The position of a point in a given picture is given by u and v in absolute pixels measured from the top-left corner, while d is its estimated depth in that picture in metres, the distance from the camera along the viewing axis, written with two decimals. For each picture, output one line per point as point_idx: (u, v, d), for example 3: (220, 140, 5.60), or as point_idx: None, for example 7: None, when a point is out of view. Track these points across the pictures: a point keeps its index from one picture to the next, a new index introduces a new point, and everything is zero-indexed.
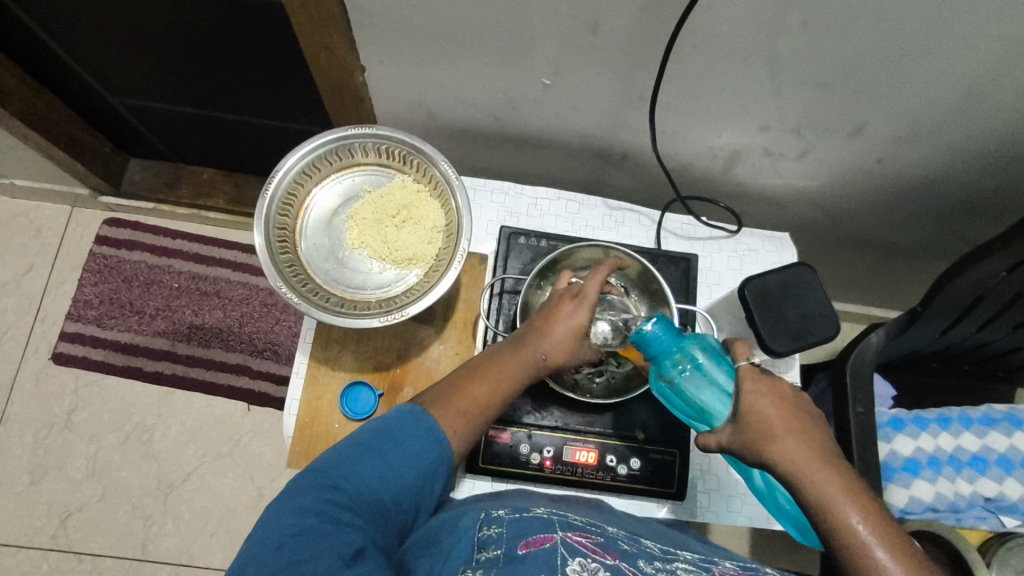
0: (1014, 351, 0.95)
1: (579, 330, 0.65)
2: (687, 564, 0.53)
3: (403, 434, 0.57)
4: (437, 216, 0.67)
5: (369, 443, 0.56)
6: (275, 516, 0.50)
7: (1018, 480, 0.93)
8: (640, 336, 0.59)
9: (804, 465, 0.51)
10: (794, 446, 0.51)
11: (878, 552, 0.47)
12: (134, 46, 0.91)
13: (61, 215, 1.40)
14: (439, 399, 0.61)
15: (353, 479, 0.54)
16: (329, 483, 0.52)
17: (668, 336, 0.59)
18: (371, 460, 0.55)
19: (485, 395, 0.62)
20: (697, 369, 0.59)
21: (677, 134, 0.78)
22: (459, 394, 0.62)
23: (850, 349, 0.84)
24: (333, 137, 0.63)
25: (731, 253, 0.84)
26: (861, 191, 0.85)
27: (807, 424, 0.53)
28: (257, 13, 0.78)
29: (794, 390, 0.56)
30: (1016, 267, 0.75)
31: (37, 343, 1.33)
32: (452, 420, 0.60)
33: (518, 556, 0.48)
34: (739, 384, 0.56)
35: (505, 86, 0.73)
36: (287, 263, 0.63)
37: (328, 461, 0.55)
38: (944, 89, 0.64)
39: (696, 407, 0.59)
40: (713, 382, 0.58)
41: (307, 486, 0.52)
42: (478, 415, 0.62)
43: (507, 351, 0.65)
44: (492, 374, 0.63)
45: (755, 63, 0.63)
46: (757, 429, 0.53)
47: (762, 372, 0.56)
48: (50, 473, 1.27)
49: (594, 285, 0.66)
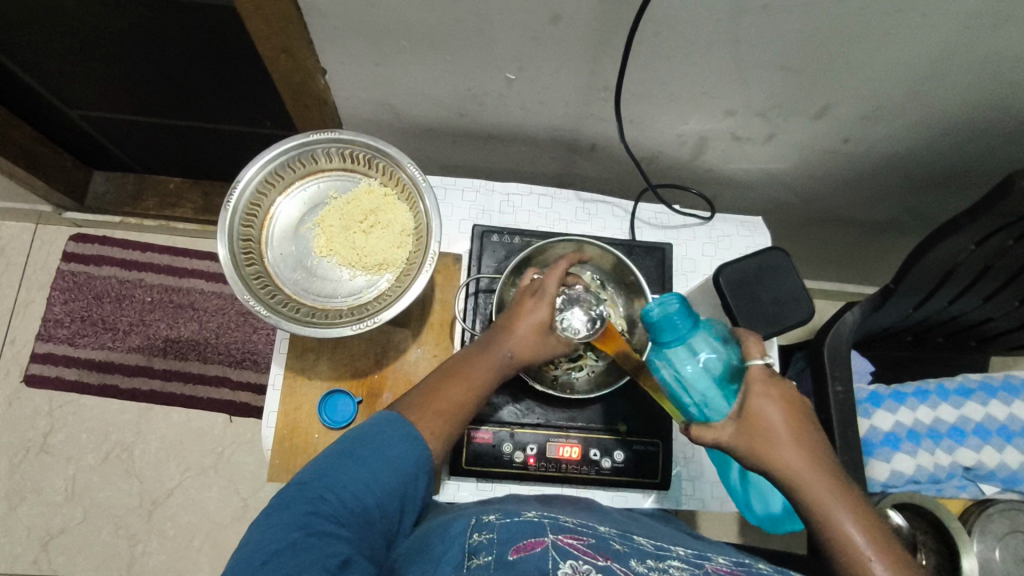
0: (986, 322, 0.96)
1: (544, 325, 0.64)
2: (679, 561, 0.53)
3: (382, 439, 0.57)
4: (405, 219, 0.65)
5: (349, 451, 0.55)
6: (260, 535, 0.49)
7: (995, 447, 0.96)
8: (657, 318, 0.54)
9: (801, 472, 0.52)
10: (799, 458, 0.52)
11: (875, 564, 0.50)
12: (86, 57, 0.88)
13: (25, 234, 1.36)
14: (415, 404, 0.61)
15: (337, 488, 0.53)
16: (311, 495, 0.52)
17: (683, 323, 0.55)
18: (353, 467, 0.54)
19: (459, 398, 0.61)
20: (709, 362, 0.55)
21: (645, 122, 0.77)
22: (433, 399, 0.61)
23: (826, 329, 0.85)
24: (294, 144, 0.61)
25: (705, 239, 0.84)
26: (829, 171, 0.85)
27: (807, 430, 0.54)
28: (209, 16, 0.76)
29: (797, 391, 0.55)
30: (985, 241, 0.76)
31: (8, 367, 1.30)
32: (430, 425, 0.59)
33: (509, 562, 0.47)
34: (748, 386, 0.54)
35: (468, 83, 0.72)
36: (253, 275, 0.62)
37: (310, 474, 0.54)
38: (905, 66, 0.64)
39: (698, 399, 0.55)
40: (720, 377, 0.55)
41: (290, 501, 0.51)
42: (455, 415, 0.61)
43: (476, 351, 0.64)
44: (464, 377, 0.62)
45: (717, 47, 0.63)
46: (762, 436, 0.52)
47: (773, 373, 0.55)
48: (28, 497, 1.24)
49: (552, 281, 0.65)
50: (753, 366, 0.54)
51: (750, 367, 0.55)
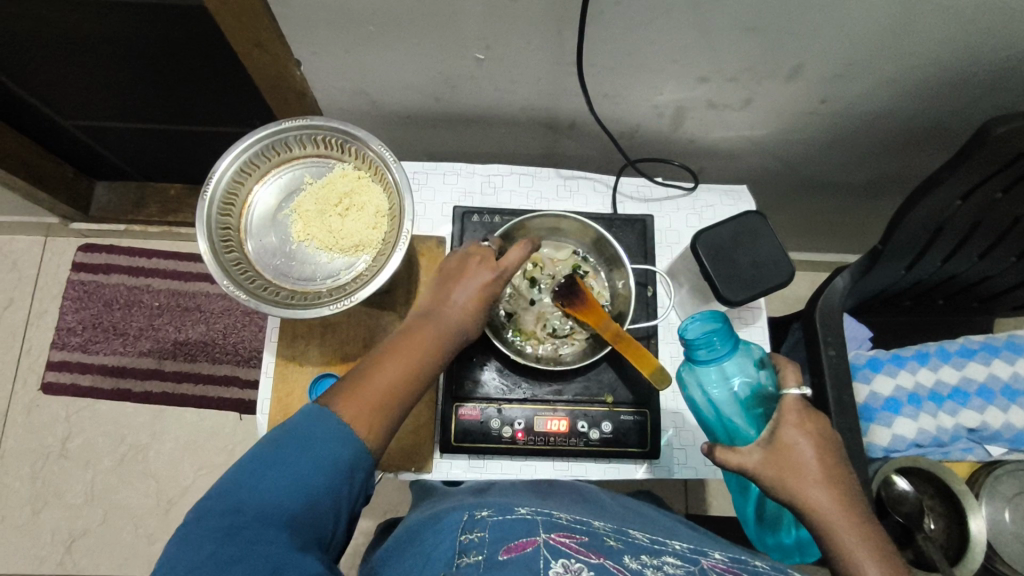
0: (984, 280, 0.95)
1: (484, 293, 0.64)
2: (675, 557, 0.51)
3: (309, 437, 0.52)
4: (379, 200, 0.66)
5: (271, 454, 0.51)
6: (178, 551, 0.45)
7: (1000, 408, 0.94)
8: (691, 341, 0.61)
9: (829, 508, 0.55)
10: (824, 494, 0.55)
11: None
12: (71, 64, 0.90)
13: (35, 246, 1.40)
14: (346, 397, 0.55)
15: (260, 492, 0.49)
16: (231, 504, 0.48)
17: (720, 350, 0.61)
18: (275, 469, 0.50)
19: (399, 378, 0.57)
20: (740, 387, 0.62)
21: (619, 96, 0.77)
22: (370, 379, 0.56)
23: (816, 296, 0.85)
24: (266, 132, 0.63)
25: (690, 210, 0.83)
26: (811, 133, 0.84)
27: (839, 469, 0.57)
28: (185, 13, 0.77)
29: (833, 431, 0.60)
30: (971, 194, 0.75)
31: (26, 375, 1.34)
32: (360, 408, 0.54)
33: (500, 562, 0.45)
34: (782, 415, 0.59)
35: (439, 65, 0.73)
36: (234, 261, 0.64)
37: (226, 484, 0.49)
38: (872, 19, 0.63)
39: (726, 420, 0.64)
40: (749, 406, 0.62)
41: (206, 513, 0.47)
42: (393, 406, 0.56)
43: (416, 323, 0.62)
44: (403, 353, 0.59)
45: (680, 12, 0.62)
46: (788, 463, 0.56)
47: (808, 405, 0.60)
48: (50, 501, 1.28)
49: (515, 257, 0.65)
50: (788, 395, 0.60)
51: (785, 395, 0.61)
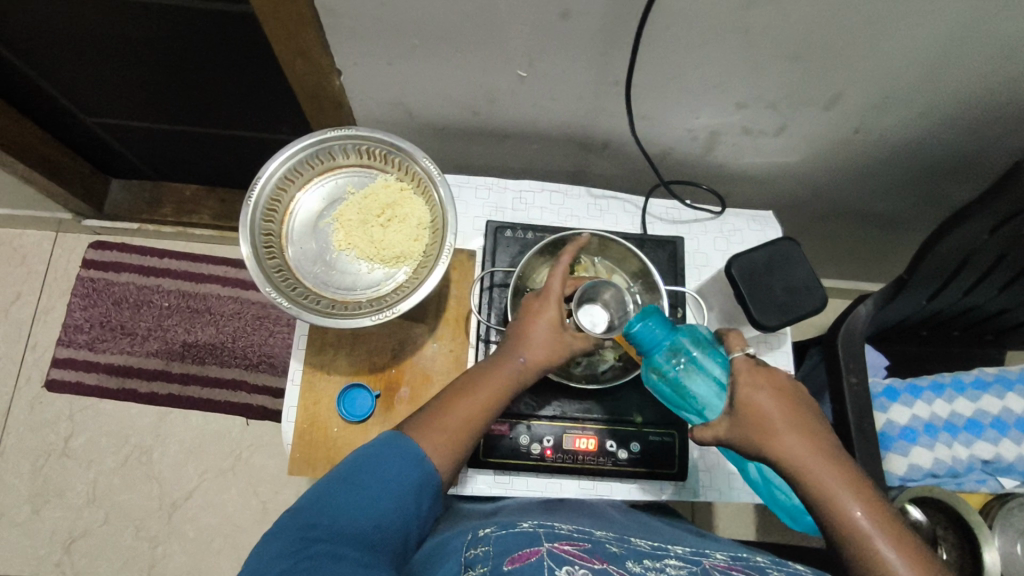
0: (1002, 313, 0.96)
1: (556, 321, 0.64)
2: (677, 560, 0.51)
3: (381, 463, 0.56)
4: (422, 212, 0.67)
5: (340, 478, 0.54)
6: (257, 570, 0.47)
7: (1013, 440, 0.95)
8: (632, 336, 0.59)
9: (804, 459, 0.54)
10: (795, 441, 0.55)
11: (879, 541, 0.51)
12: (103, 61, 0.90)
13: (46, 241, 1.39)
14: (417, 426, 0.59)
15: (333, 514, 0.51)
16: (304, 521, 0.50)
17: (661, 332, 0.59)
18: (349, 492, 0.53)
19: (472, 410, 0.60)
20: (691, 363, 0.61)
21: (656, 118, 0.78)
22: (444, 413, 0.60)
23: (838, 325, 0.84)
24: (313, 140, 0.63)
25: (717, 233, 0.84)
26: (840, 160, 0.85)
27: (801, 415, 0.57)
28: (228, 19, 0.78)
29: (786, 375, 0.59)
30: (999, 228, 0.76)
31: (30, 372, 1.32)
32: (434, 440, 0.58)
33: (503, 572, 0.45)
34: (736, 376, 0.58)
35: (480, 80, 0.74)
36: (275, 267, 0.64)
37: (307, 501, 0.52)
38: (913, 51, 0.64)
39: (693, 398, 0.61)
40: (710, 376, 0.60)
41: (285, 528, 0.50)
42: (462, 436, 0.59)
43: (488, 364, 0.64)
44: (476, 390, 0.61)
45: (727, 39, 0.63)
46: (753, 421, 0.56)
47: (757, 362, 0.59)
48: (50, 500, 1.26)
49: (556, 281, 0.66)
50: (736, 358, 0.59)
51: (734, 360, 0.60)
